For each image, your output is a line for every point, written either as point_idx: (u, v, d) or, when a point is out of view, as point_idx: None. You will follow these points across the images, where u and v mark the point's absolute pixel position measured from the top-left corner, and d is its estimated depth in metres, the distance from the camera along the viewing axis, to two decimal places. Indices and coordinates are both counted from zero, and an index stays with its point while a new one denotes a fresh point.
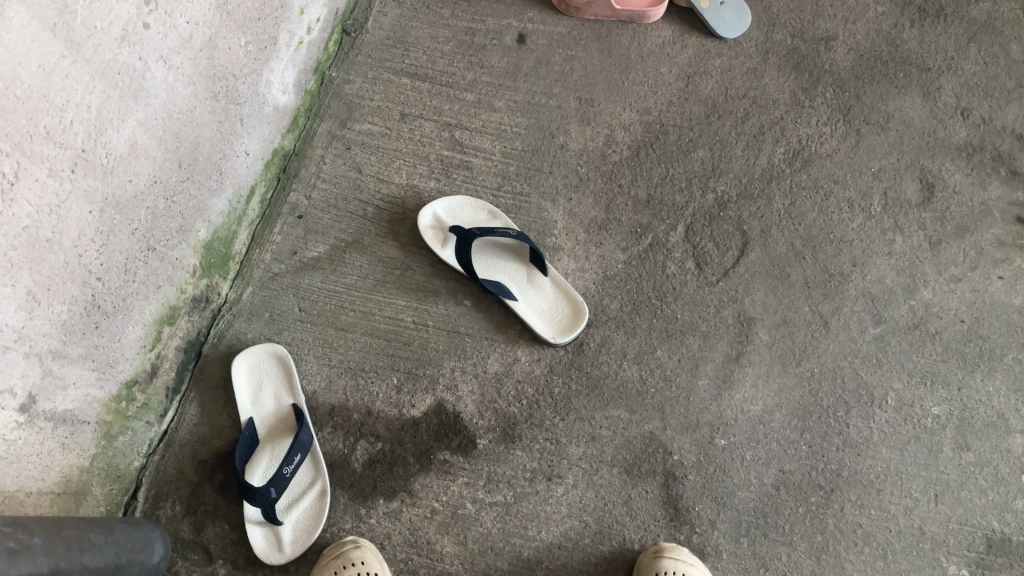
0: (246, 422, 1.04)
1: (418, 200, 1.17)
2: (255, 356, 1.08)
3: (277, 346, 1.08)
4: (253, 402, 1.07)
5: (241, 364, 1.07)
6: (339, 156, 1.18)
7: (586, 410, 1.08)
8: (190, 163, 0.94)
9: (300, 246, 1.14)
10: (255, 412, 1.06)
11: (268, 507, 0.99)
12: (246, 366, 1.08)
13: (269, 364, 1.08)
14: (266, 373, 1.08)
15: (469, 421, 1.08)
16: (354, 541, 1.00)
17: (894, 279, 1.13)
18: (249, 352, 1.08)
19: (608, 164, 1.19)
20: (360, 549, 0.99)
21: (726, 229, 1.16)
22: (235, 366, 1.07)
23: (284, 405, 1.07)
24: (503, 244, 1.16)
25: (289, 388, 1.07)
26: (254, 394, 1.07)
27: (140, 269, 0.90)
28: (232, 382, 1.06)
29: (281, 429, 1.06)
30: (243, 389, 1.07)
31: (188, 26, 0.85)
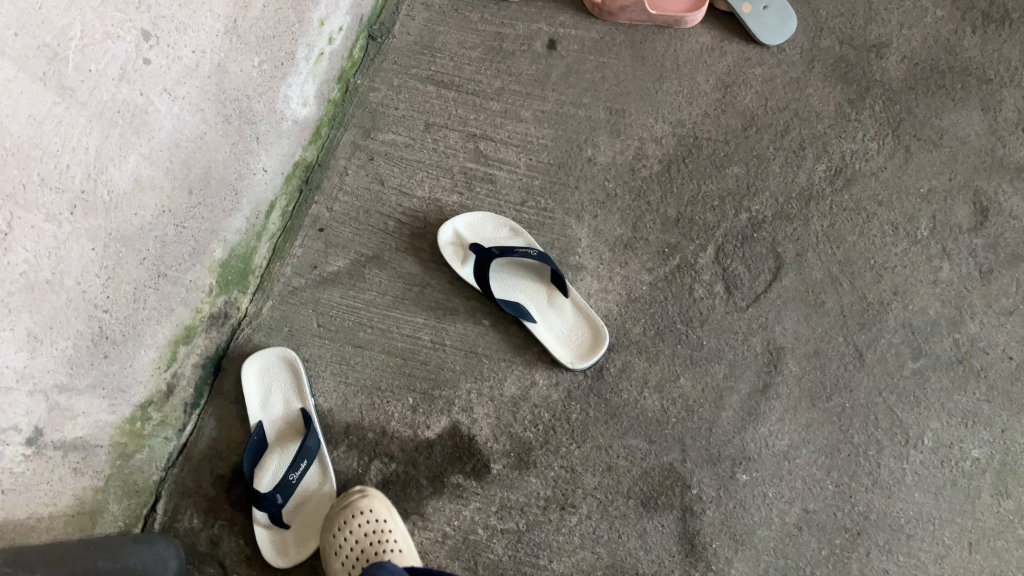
0: (256, 427, 1.05)
1: (440, 214, 1.15)
2: (265, 360, 1.09)
3: (286, 350, 1.08)
4: (263, 405, 1.07)
5: (251, 368, 1.08)
6: (362, 167, 1.16)
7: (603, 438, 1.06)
8: (202, 188, 0.93)
9: (321, 261, 1.13)
10: (264, 416, 1.07)
11: (275, 512, 1.01)
12: (257, 369, 1.08)
13: (280, 368, 1.09)
14: (275, 377, 1.08)
15: (483, 445, 1.07)
16: (363, 489, 1.03)
17: (938, 310, 1.07)
18: (260, 355, 1.08)
19: (637, 179, 1.14)
20: (368, 498, 1.01)
21: (759, 251, 1.11)
22: (245, 369, 1.07)
23: (293, 409, 1.07)
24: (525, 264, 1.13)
25: (298, 393, 1.08)
26: (264, 398, 1.08)
27: (151, 295, 0.90)
28: (243, 387, 1.07)
29: (290, 433, 1.07)
30: (253, 393, 1.08)
31: (194, 55, 0.83)
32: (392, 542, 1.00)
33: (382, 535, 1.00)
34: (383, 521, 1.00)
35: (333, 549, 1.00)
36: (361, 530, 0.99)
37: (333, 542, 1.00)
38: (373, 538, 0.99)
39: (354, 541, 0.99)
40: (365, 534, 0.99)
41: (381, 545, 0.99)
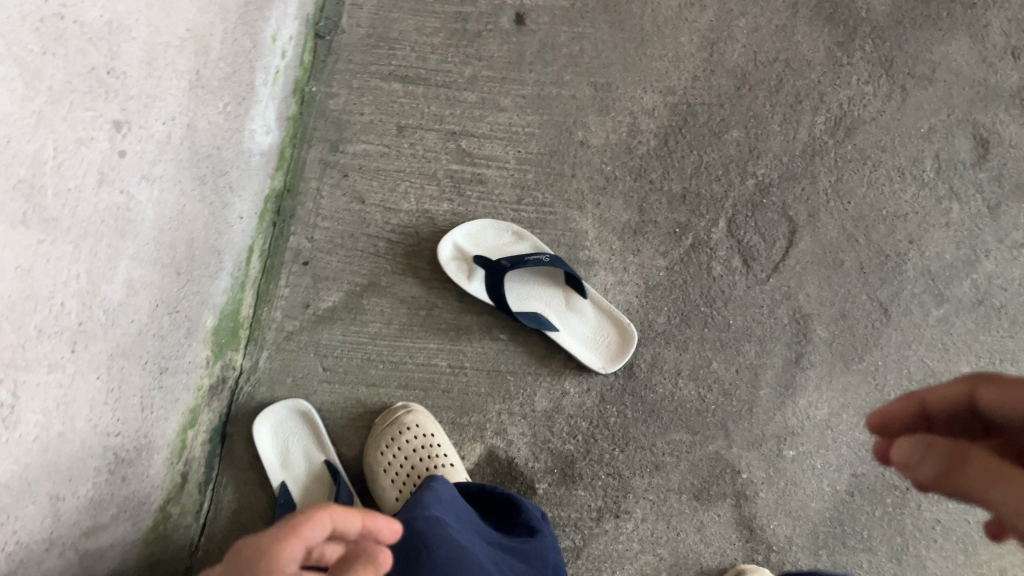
0: (282, 489, 0.96)
1: (432, 226, 1.05)
2: (277, 415, 0.99)
3: (299, 401, 0.99)
4: (283, 463, 0.98)
5: (264, 425, 0.98)
6: (336, 187, 1.05)
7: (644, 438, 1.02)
8: (189, 265, 0.81)
9: (312, 297, 1.03)
10: (286, 474, 0.98)
11: None
12: (269, 425, 0.99)
13: (294, 420, 0.99)
14: (292, 431, 0.99)
15: (524, 467, 1.01)
16: (406, 405, 1.00)
17: (953, 252, 1.06)
18: (271, 410, 0.99)
19: (635, 158, 1.07)
20: (414, 413, 0.99)
21: (772, 217, 1.07)
22: (257, 427, 0.98)
23: (316, 463, 0.99)
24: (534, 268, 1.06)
25: (320, 445, 0.99)
26: (283, 455, 0.98)
27: (157, 395, 0.80)
28: (258, 447, 0.98)
29: (316, 489, 0.99)
30: (269, 451, 0.98)
31: (165, 126, 0.71)
32: (444, 456, 0.98)
33: (432, 450, 0.98)
34: (432, 437, 0.98)
35: (383, 467, 0.98)
36: (410, 446, 0.97)
37: (382, 459, 0.98)
38: (422, 454, 0.97)
39: (404, 458, 0.97)
40: (414, 450, 0.97)
41: (432, 461, 0.97)
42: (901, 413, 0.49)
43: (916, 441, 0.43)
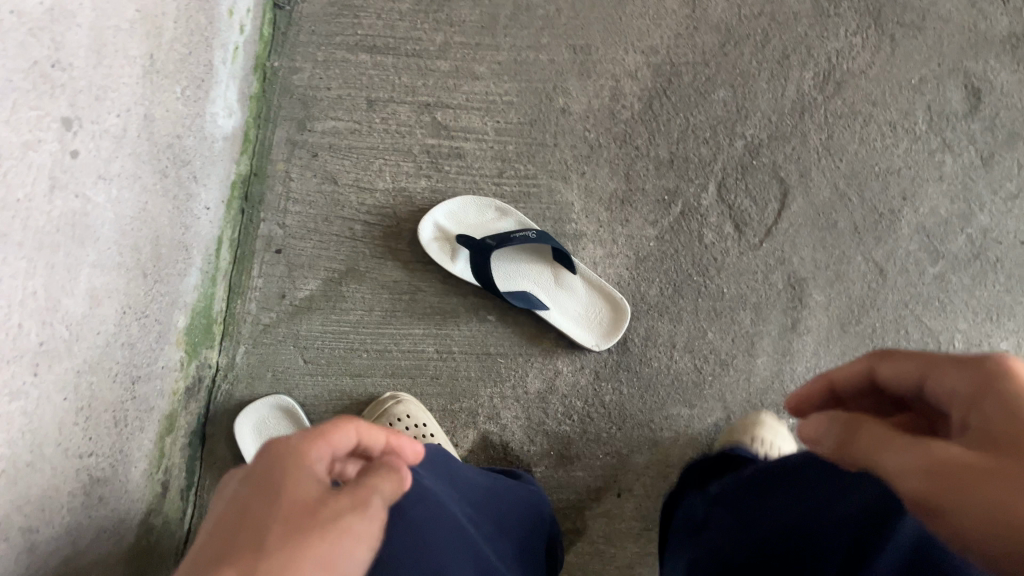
0: None
1: (411, 205, 1.00)
2: (259, 413, 0.94)
3: (281, 397, 0.94)
4: None
5: (245, 424, 0.93)
6: (306, 168, 1.00)
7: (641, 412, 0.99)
8: (156, 265, 0.75)
9: (288, 287, 0.98)
10: None
11: None
12: (252, 424, 0.94)
13: (276, 417, 0.94)
14: (275, 428, 0.94)
15: (520, 451, 0.98)
16: (394, 395, 0.95)
17: (948, 207, 1.03)
18: (253, 408, 0.94)
19: (619, 123, 1.03)
20: (403, 404, 0.94)
21: (762, 179, 1.03)
22: (238, 426, 0.93)
23: None
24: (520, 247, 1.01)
25: None
26: None
27: (131, 407, 0.74)
28: (240, 447, 0.93)
29: None
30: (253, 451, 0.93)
31: (119, 119, 0.64)
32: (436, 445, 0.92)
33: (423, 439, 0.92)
34: (422, 427, 0.92)
35: None
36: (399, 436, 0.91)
37: None
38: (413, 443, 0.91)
39: None
40: None
41: None
42: (809, 393, 0.58)
43: (818, 420, 0.50)
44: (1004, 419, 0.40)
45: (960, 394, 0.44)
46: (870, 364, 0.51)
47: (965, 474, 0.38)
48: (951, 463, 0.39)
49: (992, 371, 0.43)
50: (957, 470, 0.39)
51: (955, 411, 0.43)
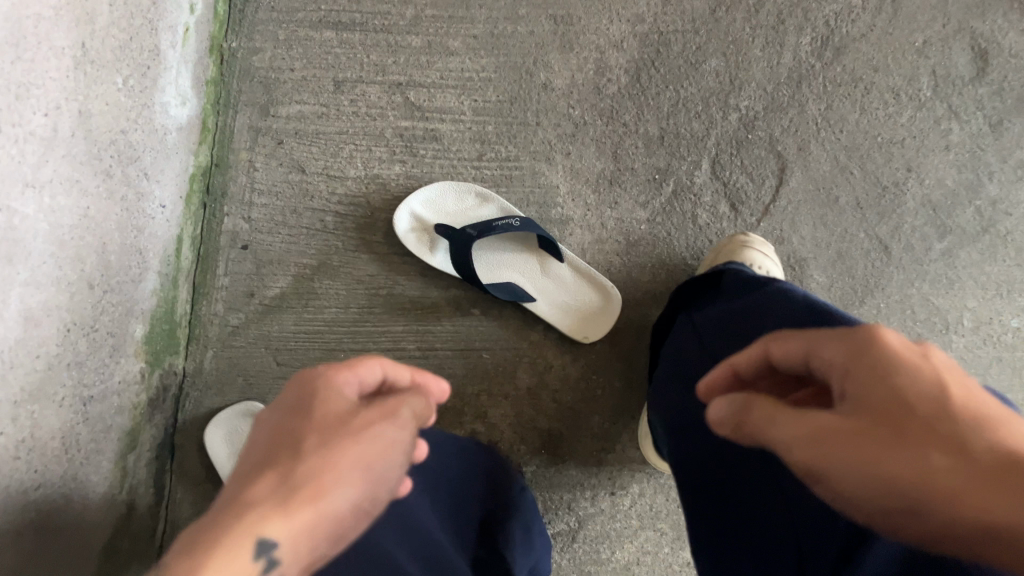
0: None
1: (385, 193, 0.94)
2: (232, 419, 0.88)
3: (254, 402, 0.88)
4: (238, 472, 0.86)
5: (217, 431, 0.87)
6: (271, 157, 0.93)
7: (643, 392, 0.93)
8: (105, 274, 0.69)
9: (257, 286, 0.91)
10: None
11: None
12: (223, 432, 0.87)
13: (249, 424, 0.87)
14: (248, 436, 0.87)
15: (510, 450, 0.93)
16: None
17: (955, 178, 0.97)
18: (225, 414, 0.88)
19: (605, 98, 0.97)
20: None
21: (758, 153, 0.97)
22: (209, 433, 0.87)
23: None
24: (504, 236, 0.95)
25: None
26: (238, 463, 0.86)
27: (83, 430, 0.68)
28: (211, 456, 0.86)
29: None
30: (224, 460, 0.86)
31: (48, 118, 0.58)
32: None
33: None
34: None
35: None
36: None
37: None
38: None
39: None
40: None
41: None
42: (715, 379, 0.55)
43: (719, 400, 0.51)
44: (881, 391, 0.44)
45: (835, 368, 0.47)
46: (763, 347, 0.51)
47: (871, 457, 0.43)
48: (862, 446, 0.43)
49: (861, 346, 0.46)
50: (864, 457, 0.43)
51: (835, 384, 0.47)
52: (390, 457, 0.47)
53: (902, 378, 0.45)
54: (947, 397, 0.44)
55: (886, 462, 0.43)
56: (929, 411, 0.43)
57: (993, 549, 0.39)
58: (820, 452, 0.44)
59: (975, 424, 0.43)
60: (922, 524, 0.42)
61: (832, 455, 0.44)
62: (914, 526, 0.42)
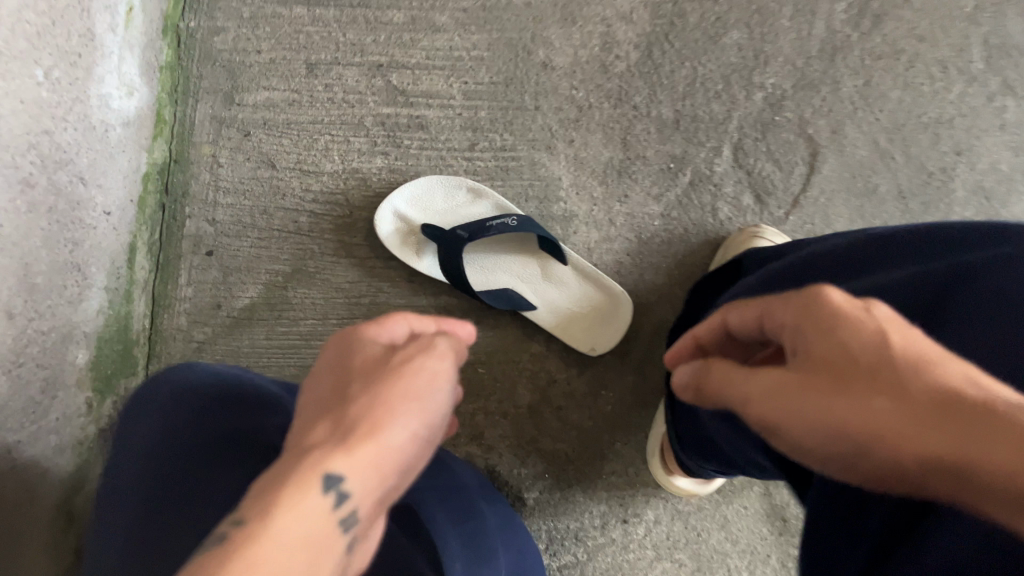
0: None
1: (365, 190, 0.84)
2: None
3: None
4: None
5: None
6: (238, 150, 0.83)
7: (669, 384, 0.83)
8: (28, 299, 0.59)
9: (223, 296, 0.82)
10: None
11: None
12: None
13: None
14: None
15: (509, 475, 0.83)
16: None
17: (1010, 161, 0.86)
18: None
19: (612, 78, 0.86)
20: None
21: (786, 138, 0.86)
22: None
23: None
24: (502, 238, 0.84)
25: None
26: None
27: (8, 480, 0.59)
28: None
29: None
30: None
31: None
32: None
33: None
34: None
35: None
36: None
37: None
38: None
39: None
40: None
41: None
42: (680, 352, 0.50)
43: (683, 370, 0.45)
44: (822, 342, 0.36)
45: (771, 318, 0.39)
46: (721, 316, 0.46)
47: (806, 409, 0.35)
48: (796, 400, 0.35)
49: (807, 299, 0.37)
50: (801, 411, 0.35)
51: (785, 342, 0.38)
52: (450, 388, 0.40)
53: (835, 317, 0.36)
54: (889, 335, 0.35)
55: (820, 412, 0.34)
56: (865, 350, 0.34)
57: (944, 488, 0.30)
58: (760, 409, 0.37)
59: (919, 364, 0.33)
60: (870, 469, 0.33)
61: (770, 412, 0.37)
62: (871, 474, 0.33)
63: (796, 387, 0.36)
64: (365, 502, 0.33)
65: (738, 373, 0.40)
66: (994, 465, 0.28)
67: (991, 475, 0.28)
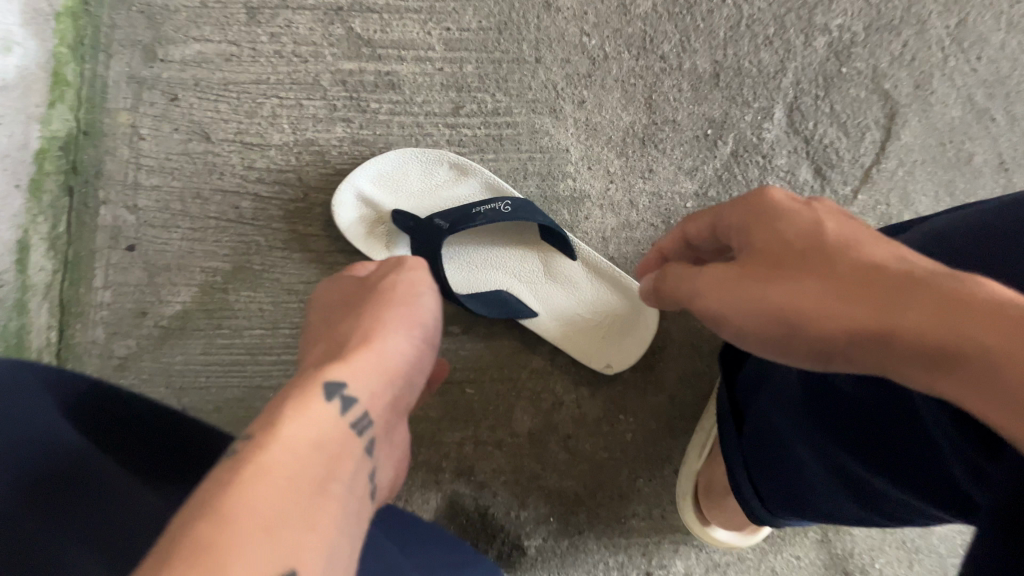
0: None
1: (324, 166, 0.67)
2: None
3: None
4: None
5: None
6: (163, 118, 0.66)
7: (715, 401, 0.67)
8: None
9: (149, 301, 0.66)
10: None
11: None
12: None
13: None
14: None
15: (505, 518, 0.67)
16: None
17: None
18: None
19: (634, 21, 0.68)
20: None
21: (855, 95, 0.68)
22: None
23: None
24: (491, 227, 0.66)
25: None
26: None
27: None
28: None
29: None
30: None
31: None
32: None
33: None
34: None
35: None
36: None
37: None
38: None
39: None
40: None
41: None
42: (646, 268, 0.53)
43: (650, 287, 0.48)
44: (764, 239, 0.39)
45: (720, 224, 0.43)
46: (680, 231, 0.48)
47: (747, 296, 0.38)
48: (737, 293, 0.39)
49: (750, 201, 0.42)
50: (741, 295, 0.39)
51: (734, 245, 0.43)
52: (434, 294, 0.44)
53: (777, 216, 0.40)
54: (827, 224, 0.37)
55: (760, 297, 0.37)
56: (806, 242, 0.37)
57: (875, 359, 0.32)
58: (716, 303, 0.40)
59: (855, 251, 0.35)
60: (804, 348, 0.35)
61: (707, 290, 0.41)
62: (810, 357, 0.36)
63: (733, 275, 0.39)
64: (366, 406, 0.36)
65: (700, 271, 0.42)
66: (916, 327, 0.30)
67: (917, 333, 0.29)
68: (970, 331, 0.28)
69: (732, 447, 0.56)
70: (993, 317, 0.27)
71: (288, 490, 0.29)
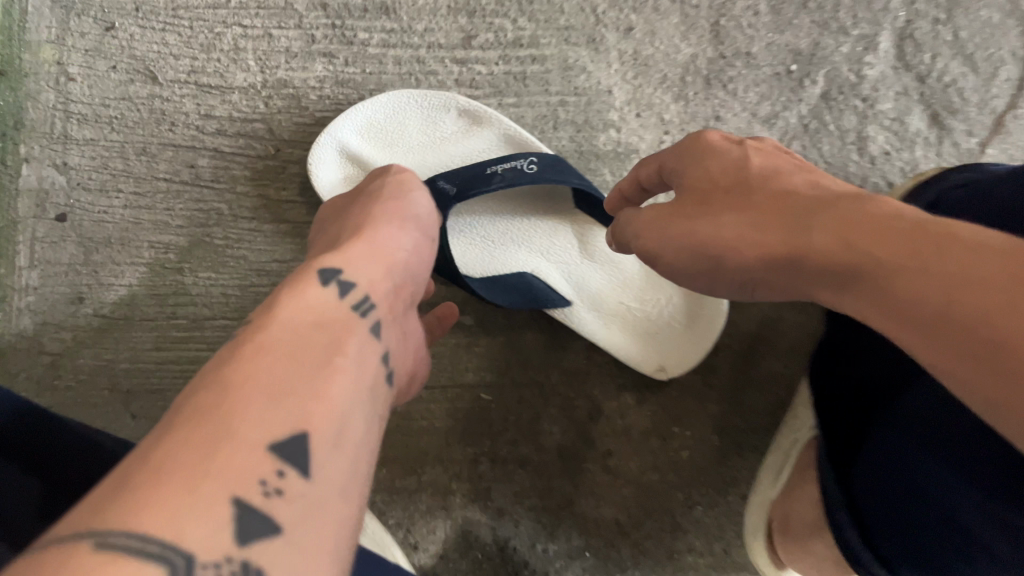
0: None
1: (301, 114, 0.53)
2: None
3: None
4: None
5: None
6: (97, 53, 0.53)
7: (800, 411, 0.52)
8: None
9: (86, 283, 0.53)
10: None
11: None
12: None
13: None
14: None
15: (530, 553, 0.53)
16: None
17: None
18: None
19: None
20: None
21: (987, 18, 0.52)
22: None
23: None
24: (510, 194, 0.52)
25: None
26: None
27: None
28: None
29: None
30: None
31: None
32: None
33: None
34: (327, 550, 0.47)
35: None
36: None
37: None
38: None
39: None
40: None
41: None
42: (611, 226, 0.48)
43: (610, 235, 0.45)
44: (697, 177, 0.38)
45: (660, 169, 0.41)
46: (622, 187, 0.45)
47: (685, 226, 0.37)
48: (675, 222, 0.38)
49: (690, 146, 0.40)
50: (684, 236, 0.37)
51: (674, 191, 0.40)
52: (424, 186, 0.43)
53: (710, 161, 0.38)
54: (756, 165, 0.36)
55: (691, 229, 0.37)
56: (732, 178, 0.37)
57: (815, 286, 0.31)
58: (643, 244, 0.40)
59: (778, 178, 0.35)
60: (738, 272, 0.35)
61: (634, 233, 0.40)
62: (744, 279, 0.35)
63: (678, 210, 0.38)
64: (366, 288, 0.34)
65: (623, 217, 0.42)
66: (825, 249, 0.30)
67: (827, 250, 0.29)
68: (896, 254, 0.26)
69: (825, 473, 0.42)
70: (920, 243, 0.26)
71: (291, 358, 0.27)
